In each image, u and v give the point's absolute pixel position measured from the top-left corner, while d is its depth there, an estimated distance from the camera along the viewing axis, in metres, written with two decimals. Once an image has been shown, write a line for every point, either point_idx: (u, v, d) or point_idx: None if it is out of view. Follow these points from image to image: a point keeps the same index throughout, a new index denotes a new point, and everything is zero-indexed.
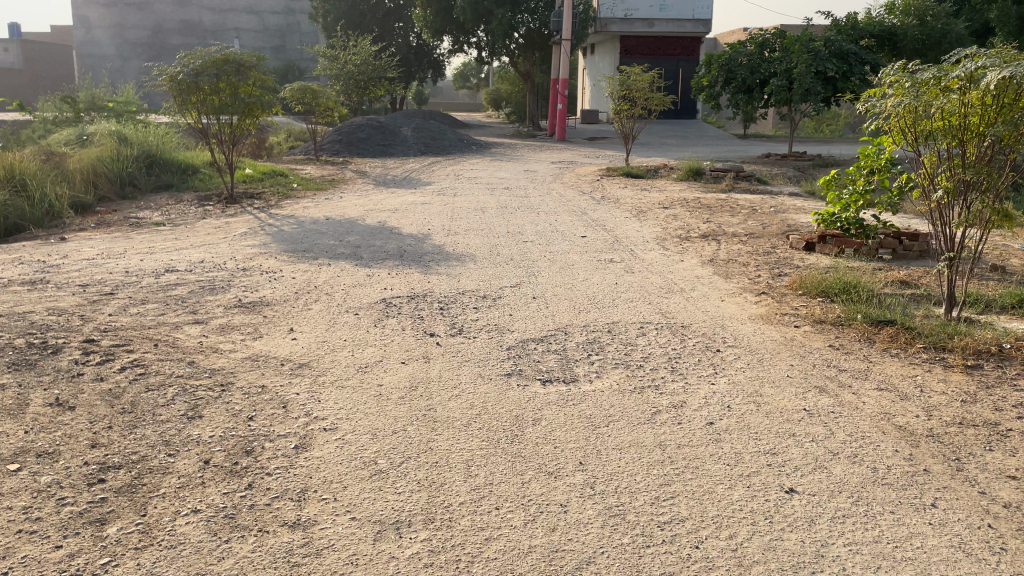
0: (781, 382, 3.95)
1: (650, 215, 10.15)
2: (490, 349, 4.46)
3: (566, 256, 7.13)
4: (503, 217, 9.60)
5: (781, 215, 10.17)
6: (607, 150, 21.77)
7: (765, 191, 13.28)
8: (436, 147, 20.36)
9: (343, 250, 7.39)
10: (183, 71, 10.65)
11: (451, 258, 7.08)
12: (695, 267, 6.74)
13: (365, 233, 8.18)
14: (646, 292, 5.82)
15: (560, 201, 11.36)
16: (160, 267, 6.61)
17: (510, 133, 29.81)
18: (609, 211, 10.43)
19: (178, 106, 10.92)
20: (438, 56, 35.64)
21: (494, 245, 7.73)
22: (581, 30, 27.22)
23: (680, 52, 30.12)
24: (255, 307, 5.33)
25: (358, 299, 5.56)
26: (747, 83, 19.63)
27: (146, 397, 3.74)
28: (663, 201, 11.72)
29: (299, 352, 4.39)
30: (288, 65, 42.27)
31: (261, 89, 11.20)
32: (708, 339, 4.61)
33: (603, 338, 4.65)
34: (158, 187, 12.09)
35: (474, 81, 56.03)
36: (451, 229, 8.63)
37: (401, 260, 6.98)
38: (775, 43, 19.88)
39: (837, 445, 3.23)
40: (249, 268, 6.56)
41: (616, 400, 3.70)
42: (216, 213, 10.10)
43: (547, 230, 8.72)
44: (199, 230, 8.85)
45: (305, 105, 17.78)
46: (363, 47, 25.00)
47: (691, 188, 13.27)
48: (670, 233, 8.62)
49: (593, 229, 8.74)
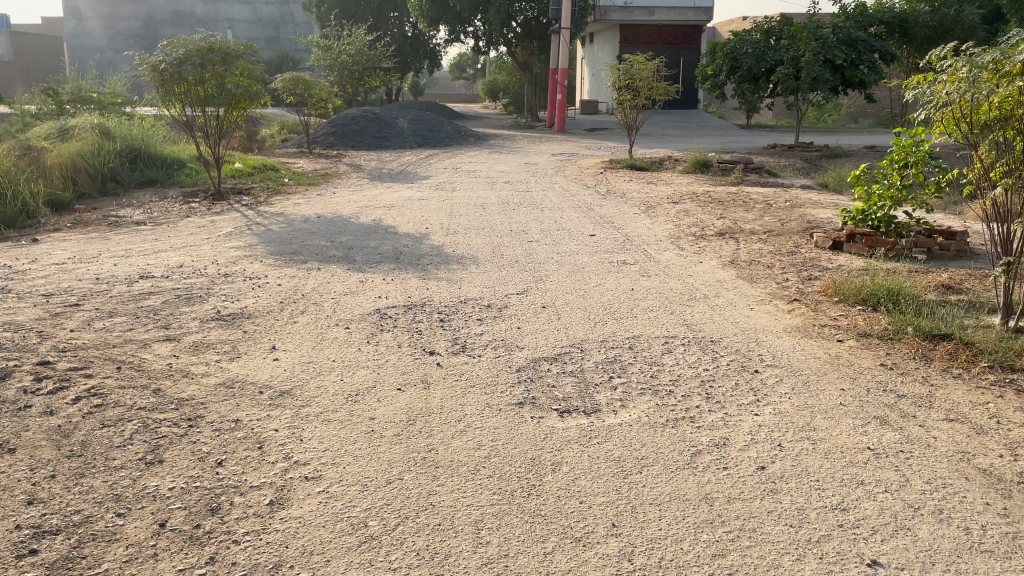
0: (835, 412, 3.43)
1: (661, 211, 9.62)
2: (497, 370, 3.94)
3: (575, 258, 6.60)
4: (506, 214, 9.08)
5: (798, 209, 9.66)
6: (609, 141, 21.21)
7: (776, 183, 12.77)
8: (433, 139, 19.79)
9: (334, 252, 6.87)
10: (165, 60, 10.06)
11: (451, 261, 6.56)
12: (715, 270, 6.22)
13: (359, 233, 7.65)
14: (667, 300, 5.29)
15: (564, 195, 10.84)
16: (134, 272, 6.08)
17: (509, 124, 29.23)
18: (617, 207, 9.91)
19: (161, 98, 10.31)
20: (434, 46, 34.98)
21: (497, 246, 7.21)
22: (581, 19, 26.61)
23: (681, 40, 29.47)
24: (235, 321, 4.80)
25: (348, 310, 5.03)
26: (753, 71, 19.06)
27: (100, 436, 3.21)
28: (673, 195, 11.19)
29: (281, 376, 3.86)
30: (281, 56, 41.61)
31: (248, 79, 10.66)
32: (743, 359, 4.09)
33: (625, 356, 4.13)
34: (142, 183, 11.53)
35: (471, 71, 55.40)
36: (451, 227, 8.11)
37: (398, 263, 6.45)
38: (782, 30, 19.32)
39: (916, 497, 2.72)
40: (231, 274, 6.02)
41: (647, 437, 3.17)
42: (201, 211, 9.56)
43: (553, 228, 8.19)
44: (181, 230, 8.31)
45: (298, 97, 17.22)
46: (357, 36, 24.37)
47: (699, 181, 12.76)
48: (684, 230, 8.09)
49: (602, 227, 8.20)
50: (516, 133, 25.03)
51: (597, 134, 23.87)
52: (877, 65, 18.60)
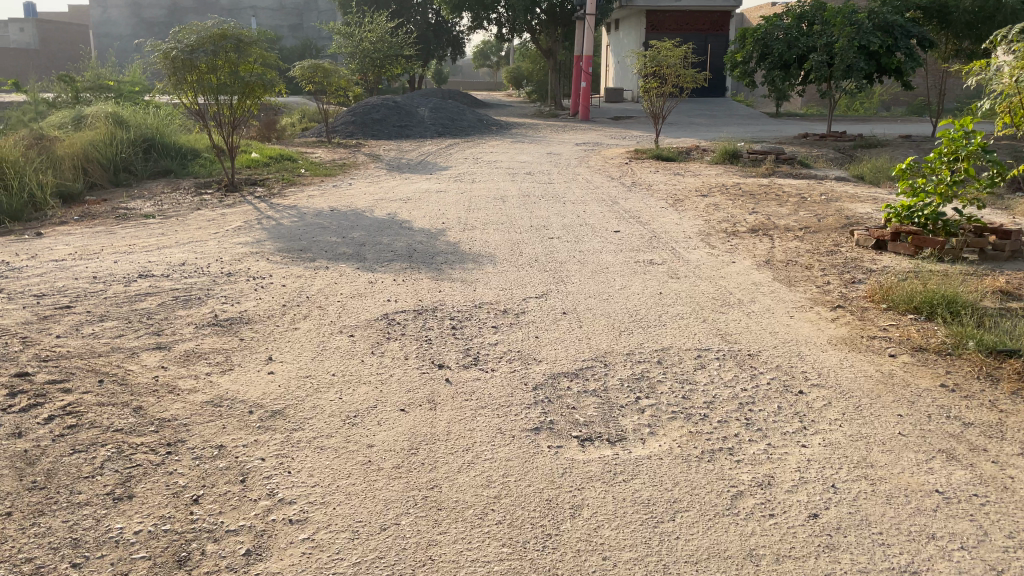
0: (894, 445, 3.02)
1: (689, 204, 9.18)
2: (512, 388, 3.57)
3: (599, 257, 6.21)
4: (526, 208, 8.69)
5: (835, 204, 9.18)
6: (634, 130, 20.69)
7: (809, 175, 12.26)
8: (455, 128, 19.41)
9: (345, 249, 6.53)
10: (177, 47, 9.74)
11: (466, 259, 6.19)
12: (750, 272, 5.79)
13: (372, 228, 7.31)
14: (698, 305, 4.88)
15: (587, 188, 10.42)
16: (134, 270, 5.77)
17: (532, 112, 28.76)
18: (643, 200, 9.48)
19: (173, 86, 10.01)
20: (457, 33, 34.51)
21: (516, 243, 6.83)
22: (606, 5, 26.04)
23: (709, 27, 28.77)
24: (233, 327, 4.46)
25: (354, 315, 4.68)
26: (784, 58, 18.45)
27: (68, 465, 2.89)
28: (701, 188, 10.72)
29: (273, 393, 3.51)
30: (304, 44, 41.37)
31: (262, 67, 10.34)
32: (786, 377, 3.68)
33: (653, 372, 3.74)
34: (155, 174, 11.27)
35: (495, 59, 54.87)
36: (468, 222, 7.74)
37: (410, 262, 6.09)
38: (815, 16, 18.68)
39: (999, 558, 2.32)
40: (234, 273, 5.69)
41: (681, 473, 2.78)
42: (213, 203, 9.27)
43: (576, 223, 7.79)
44: (189, 224, 8.01)
45: (317, 85, 16.89)
46: (379, 23, 24.00)
47: (729, 173, 12.27)
48: (714, 226, 7.65)
49: (628, 222, 7.78)
50: (539, 122, 24.56)
51: (622, 123, 23.34)
52: (915, 51, 17.90)
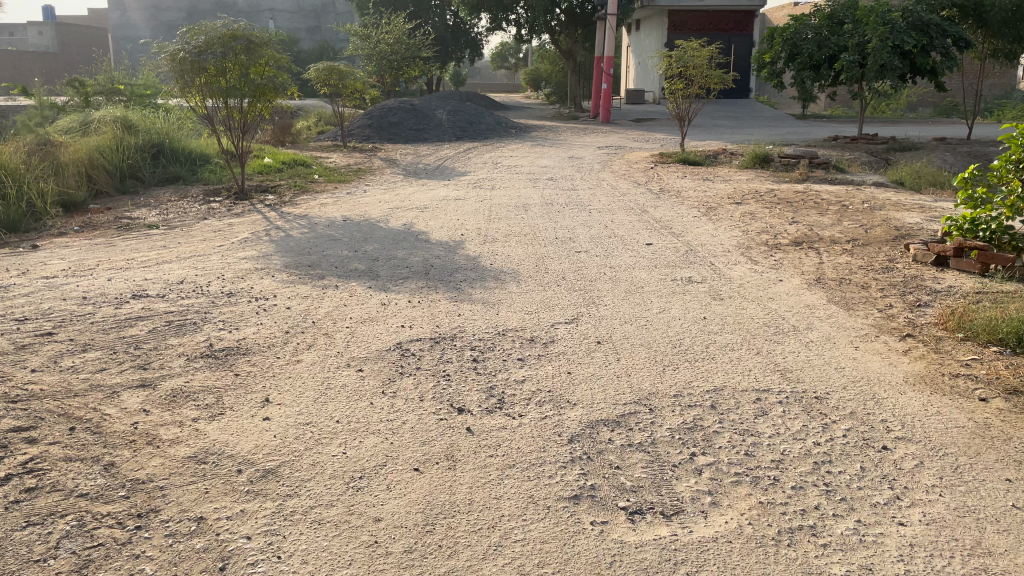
0: (1012, 525, 2.48)
1: (722, 213, 8.65)
2: (544, 441, 3.06)
3: (634, 274, 5.69)
4: (550, 217, 8.19)
5: (880, 212, 8.61)
6: (657, 133, 20.13)
7: (846, 181, 11.67)
8: (473, 131, 18.94)
9: (356, 264, 6.07)
10: (184, 49, 9.30)
11: (487, 276, 5.69)
12: (801, 292, 5.24)
13: (386, 240, 6.84)
14: (749, 334, 4.34)
15: (613, 195, 9.90)
16: (128, 290, 5.32)
17: (551, 114, 28.22)
18: (673, 208, 8.96)
19: (180, 90, 9.57)
20: (475, 35, 34.06)
21: (540, 257, 6.33)
22: (627, 5, 25.48)
23: (733, 26, 28.12)
24: (230, 359, 3.99)
25: (362, 344, 4.18)
26: (814, 58, 17.83)
27: (15, 543, 2.42)
28: (732, 195, 10.17)
29: (267, 447, 3.01)
30: (321, 46, 41.11)
31: (274, 69, 9.91)
32: (865, 430, 3.15)
33: (708, 422, 3.22)
34: (164, 180, 10.86)
35: (513, 61, 54.43)
36: (489, 234, 7.26)
37: (426, 279, 5.60)
38: (846, 15, 18.05)
39: None
40: (235, 293, 5.23)
41: (756, 565, 2.27)
42: (221, 212, 8.84)
43: (604, 234, 7.27)
44: (194, 235, 7.58)
45: (331, 87, 16.48)
46: (396, 24, 23.59)
47: (760, 178, 11.72)
48: (753, 238, 7.10)
49: (660, 233, 7.25)
50: (559, 124, 24.06)
51: (644, 125, 22.77)
52: (951, 50, 17.20)
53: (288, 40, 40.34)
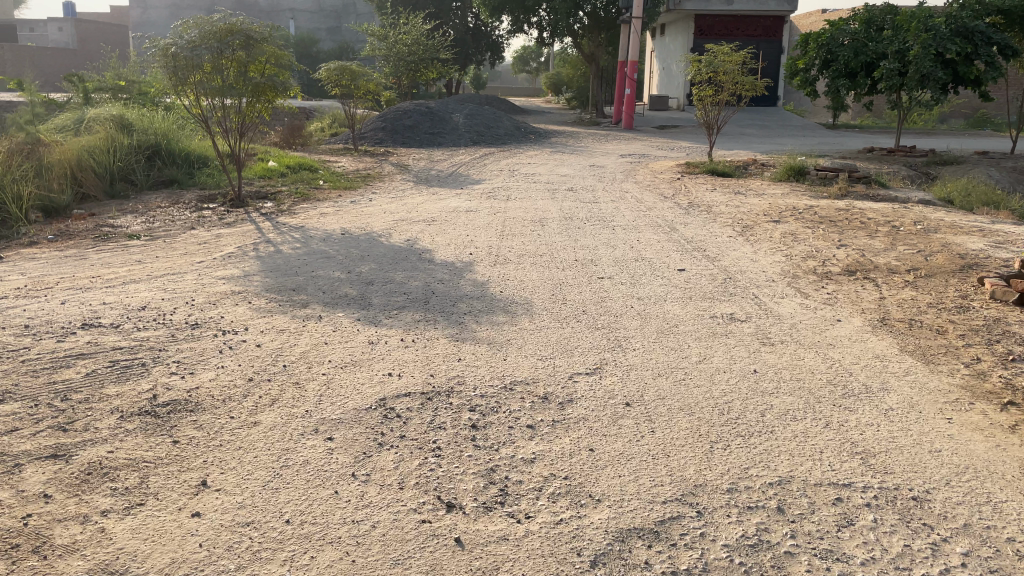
0: None
1: (759, 233, 7.83)
2: (558, 565, 2.27)
3: (668, 309, 4.88)
4: (568, 234, 7.41)
5: (935, 235, 7.76)
6: (682, 141, 19.30)
7: (889, 197, 10.82)
8: (491, 136, 18.20)
9: (347, 288, 5.32)
10: (177, 43, 8.58)
11: (496, 308, 4.90)
12: (865, 338, 4.43)
13: (385, 260, 6.10)
14: (813, 395, 3.54)
15: (638, 209, 9.10)
16: (80, 317, 4.59)
17: (572, 120, 27.45)
18: (706, 226, 8.14)
19: (173, 88, 8.85)
20: (496, 37, 33.36)
21: (557, 284, 5.54)
22: (653, 8, 24.65)
23: (761, 32, 27.21)
24: (173, 418, 3.23)
25: (336, 401, 3.41)
26: (850, 66, 16.92)
27: None
28: (768, 212, 9.35)
29: (188, 564, 2.25)
30: (341, 46, 40.65)
31: (274, 67, 9.22)
32: (990, 557, 2.35)
33: (777, 538, 2.42)
34: (158, 184, 10.19)
35: (534, 65, 53.68)
36: (500, 253, 6.49)
37: (425, 310, 4.83)
38: (884, 20, 17.12)
39: None
40: (202, 325, 4.49)
41: None
42: (211, 221, 8.13)
43: (629, 256, 6.49)
44: (175, 247, 6.86)
45: (343, 88, 15.76)
46: (415, 25, 22.93)
47: (796, 193, 10.89)
48: (799, 265, 6.28)
49: (693, 257, 6.46)
50: (579, 130, 23.25)
51: (669, 133, 21.93)
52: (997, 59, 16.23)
53: (307, 41, 39.86)
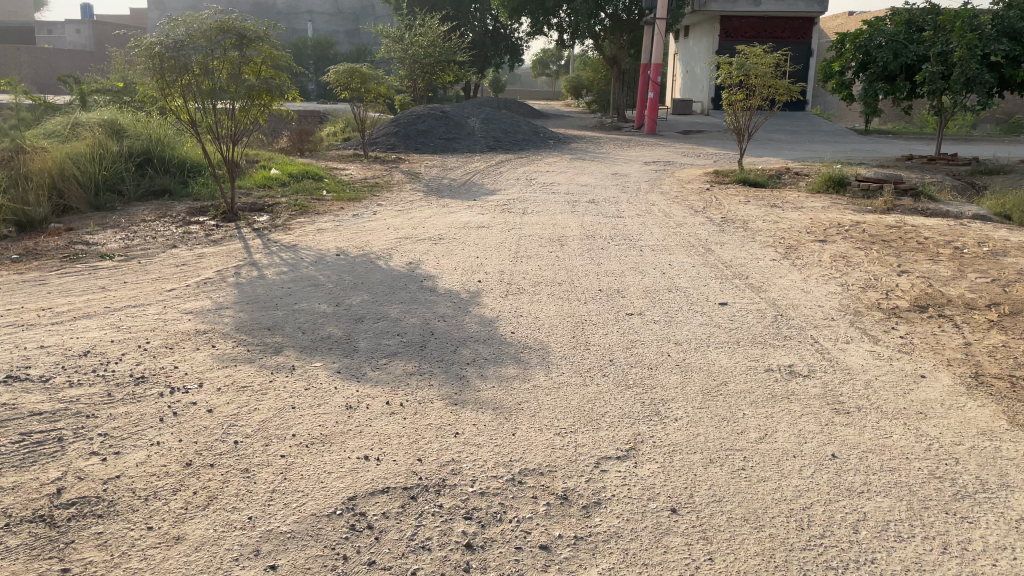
0: None
1: (805, 254, 6.99)
2: None
3: (713, 361, 4.05)
4: (591, 256, 6.62)
5: (1006, 259, 6.88)
6: (709, 147, 18.37)
7: (940, 212, 9.93)
8: (508, 141, 17.44)
9: (333, 327, 4.54)
10: (162, 42, 7.86)
11: (504, 357, 4.08)
12: (962, 405, 3.59)
13: (382, 289, 5.32)
14: (916, 500, 2.70)
15: (667, 225, 8.26)
16: (5, 366, 3.83)
17: (592, 124, 26.62)
18: (744, 246, 7.29)
19: (159, 90, 8.11)
20: (516, 40, 32.57)
21: (578, 322, 4.73)
22: (677, 10, 23.77)
23: (790, 34, 26.21)
24: (70, 532, 2.44)
25: (291, 501, 2.61)
26: (889, 68, 15.93)
27: None
28: (811, 229, 8.49)
29: None
30: (359, 49, 40.14)
31: (271, 68, 8.50)
32: None
33: None
34: (148, 195, 9.48)
35: (555, 68, 52.85)
36: (513, 280, 5.68)
37: (419, 358, 4.03)
38: (925, 20, 16.13)
39: None
40: (149, 379, 3.71)
41: None
42: (197, 237, 7.40)
43: (661, 284, 5.67)
44: (150, 270, 6.12)
45: (353, 91, 15.02)
46: (431, 26, 22.20)
47: (839, 207, 10.02)
48: (859, 298, 5.44)
49: (734, 287, 5.62)
50: (600, 135, 22.41)
51: (694, 138, 21.01)
52: None
53: (324, 44, 39.32)
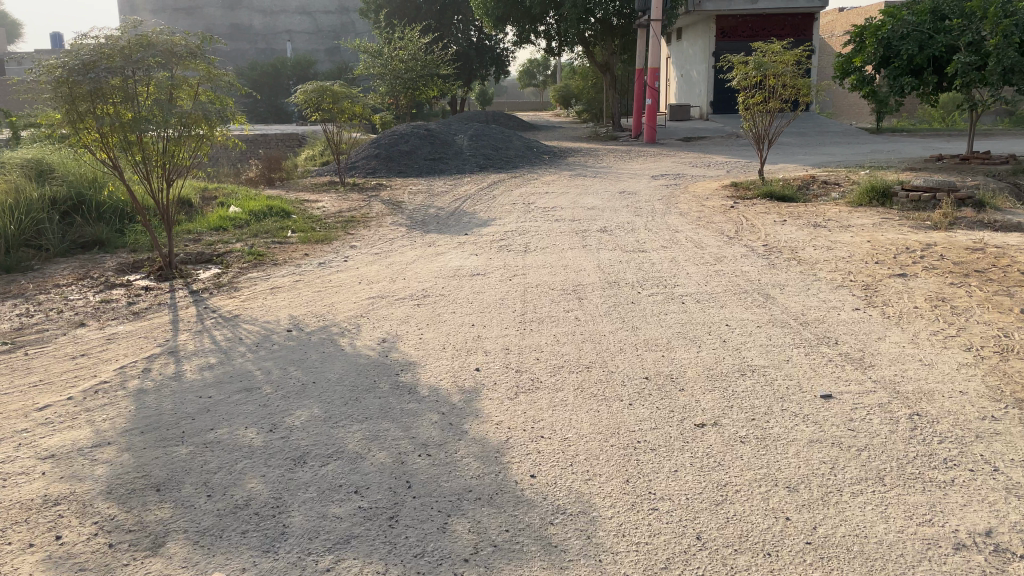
0: None
1: (891, 298, 5.46)
2: None
3: (862, 534, 2.50)
4: (621, 314, 5.09)
5: None
6: (718, 155, 16.86)
7: (1016, 224, 8.46)
8: (500, 158, 15.95)
9: (256, 481, 2.96)
10: (67, 63, 6.30)
11: (524, 539, 2.52)
12: None
13: (341, 396, 3.75)
14: None
15: (702, 261, 6.75)
16: None
17: (587, 135, 25.15)
18: (811, 288, 5.76)
19: (68, 127, 6.54)
20: (502, 51, 31.15)
21: (631, 445, 3.16)
22: (671, 11, 22.33)
23: (790, 32, 24.65)
24: None
25: None
26: (916, 61, 14.41)
27: None
28: (877, 256, 6.96)
29: None
30: (340, 68, 38.74)
31: (208, 93, 6.94)
32: None
33: None
34: (76, 247, 7.87)
35: (542, 78, 51.38)
36: (524, 366, 4.12)
37: (386, 552, 2.46)
38: (952, 7, 14.66)
39: None
40: None
41: None
42: (117, 307, 5.86)
43: (728, 360, 4.12)
44: (33, 368, 4.55)
45: (325, 112, 13.47)
46: (411, 39, 20.72)
47: (894, 224, 8.55)
48: (1011, 375, 3.91)
49: (831, 363, 4.09)
50: (597, 146, 20.98)
51: (699, 146, 19.53)
52: None
53: (303, 63, 37.96)
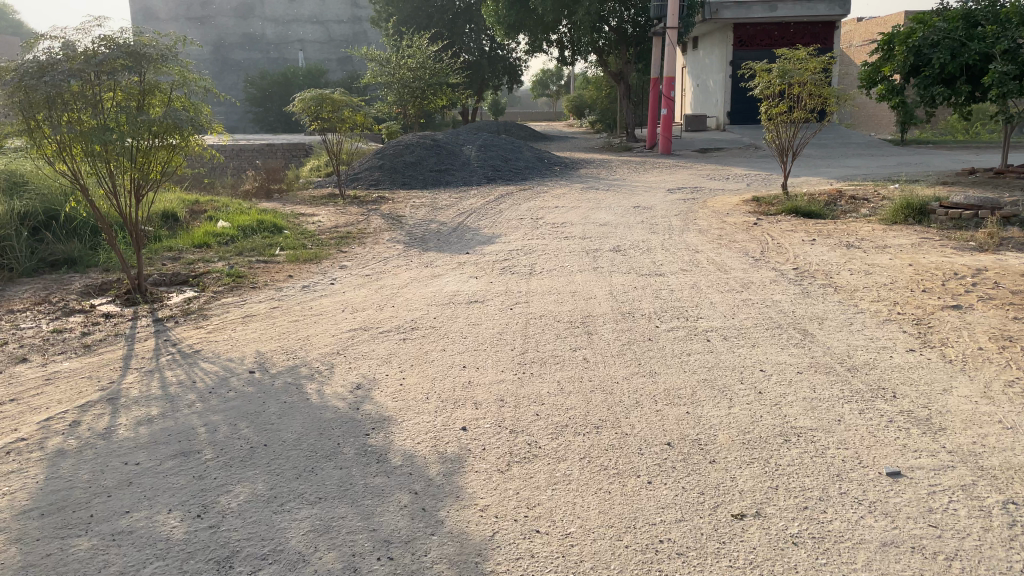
0: None
1: (949, 336, 4.72)
2: None
3: None
4: (635, 355, 4.38)
5: None
6: (737, 168, 16.10)
7: None
8: (509, 169, 15.30)
9: None
10: (21, 66, 5.69)
11: None
12: None
13: (294, 466, 3.06)
14: None
15: (727, 287, 6.05)
16: None
17: (600, 145, 24.48)
18: (854, 323, 5.04)
19: (24, 136, 5.92)
20: (514, 60, 30.61)
21: (652, 548, 2.45)
22: (687, 19, 21.68)
23: (810, 40, 23.92)
24: None
25: None
26: (949, 70, 13.63)
27: None
28: (921, 282, 6.24)
29: None
30: (351, 77, 38.33)
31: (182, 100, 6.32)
32: None
33: None
34: (44, 267, 7.25)
35: (554, 88, 50.79)
36: (520, 426, 3.41)
37: None
38: (986, 13, 13.89)
39: None
40: None
41: None
42: (71, 338, 5.22)
43: (768, 421, 3.40)
44: None
45: (325, 122, 12.84)
46: (420, 47, 20.16)
47: (934, 245, 7.83)
48: None
49: (892, 426, 3.36)
50: (611, 157, 20.30)
51: (716, 158, 18.80)
52: None
53: (315, 72, 37.55)
